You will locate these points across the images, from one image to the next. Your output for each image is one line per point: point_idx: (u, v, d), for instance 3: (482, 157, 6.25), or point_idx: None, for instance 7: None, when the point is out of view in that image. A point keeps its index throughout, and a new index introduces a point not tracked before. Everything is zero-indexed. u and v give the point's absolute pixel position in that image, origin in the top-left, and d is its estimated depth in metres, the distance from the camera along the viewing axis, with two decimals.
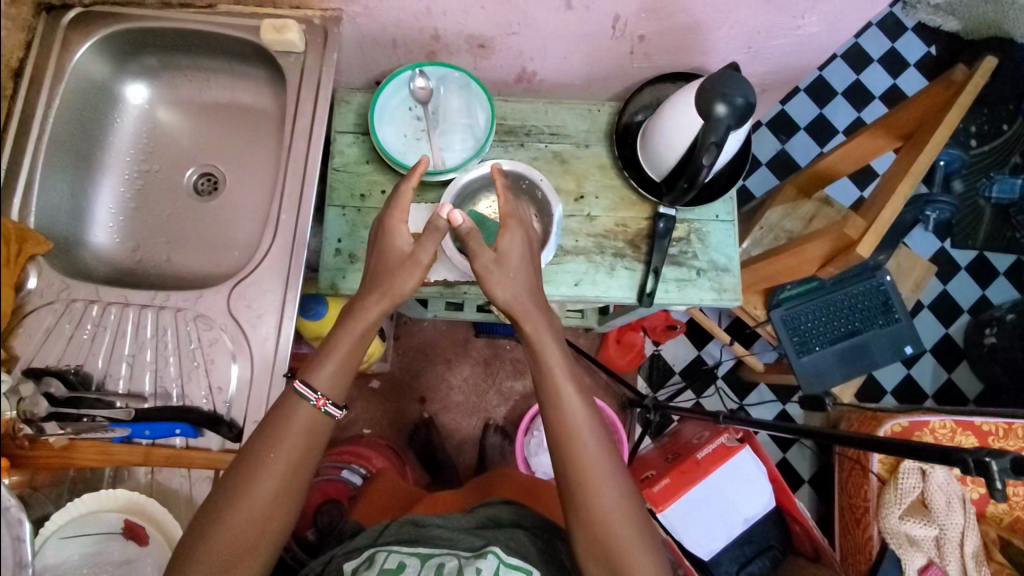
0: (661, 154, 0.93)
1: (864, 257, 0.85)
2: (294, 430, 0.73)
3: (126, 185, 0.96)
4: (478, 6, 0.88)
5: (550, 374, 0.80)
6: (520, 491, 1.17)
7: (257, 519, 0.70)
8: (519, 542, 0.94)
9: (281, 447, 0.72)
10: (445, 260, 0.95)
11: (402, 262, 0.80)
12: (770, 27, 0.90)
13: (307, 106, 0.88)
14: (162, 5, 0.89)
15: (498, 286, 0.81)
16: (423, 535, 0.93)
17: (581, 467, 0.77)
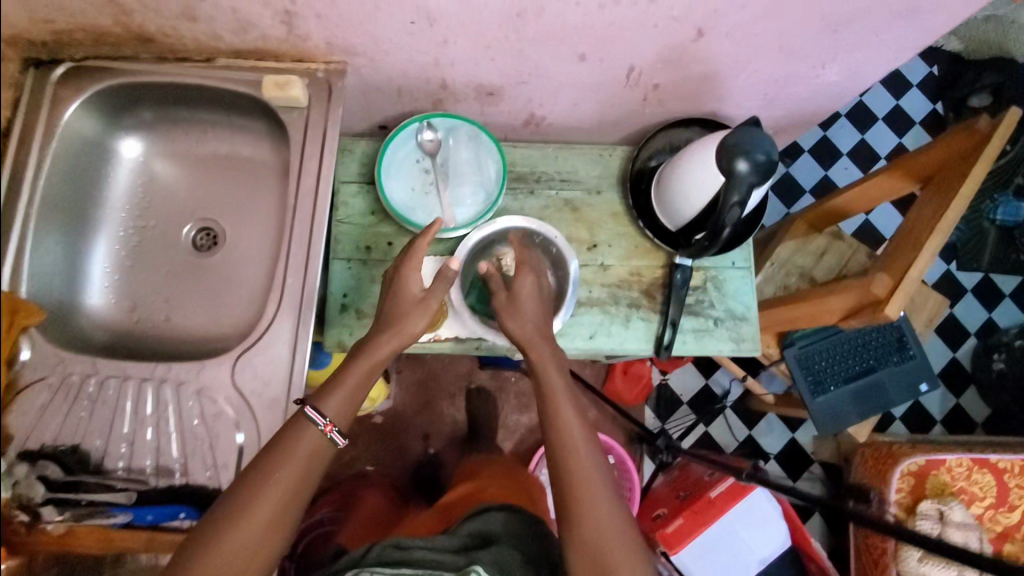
0: (680, 207, 0.90)
1: (894, 318, 0.81)
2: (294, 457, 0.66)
3: (121, 243, 0.91)
4: (488, 58, 0.84)
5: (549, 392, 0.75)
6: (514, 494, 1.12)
7: (246, 552, 0.62)
8: (506, 560, 0.82)
9: (278, 469, 0.65)
10: (455, 315, 0.90)
11: (415, 304, 0.76)
12: (789, 76, 0.88)
13: (312, 163, 0.85)
14: (157, 58, 0.85)
15: (517, 324, 0.79)
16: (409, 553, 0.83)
17: (581, 498, 0.69)
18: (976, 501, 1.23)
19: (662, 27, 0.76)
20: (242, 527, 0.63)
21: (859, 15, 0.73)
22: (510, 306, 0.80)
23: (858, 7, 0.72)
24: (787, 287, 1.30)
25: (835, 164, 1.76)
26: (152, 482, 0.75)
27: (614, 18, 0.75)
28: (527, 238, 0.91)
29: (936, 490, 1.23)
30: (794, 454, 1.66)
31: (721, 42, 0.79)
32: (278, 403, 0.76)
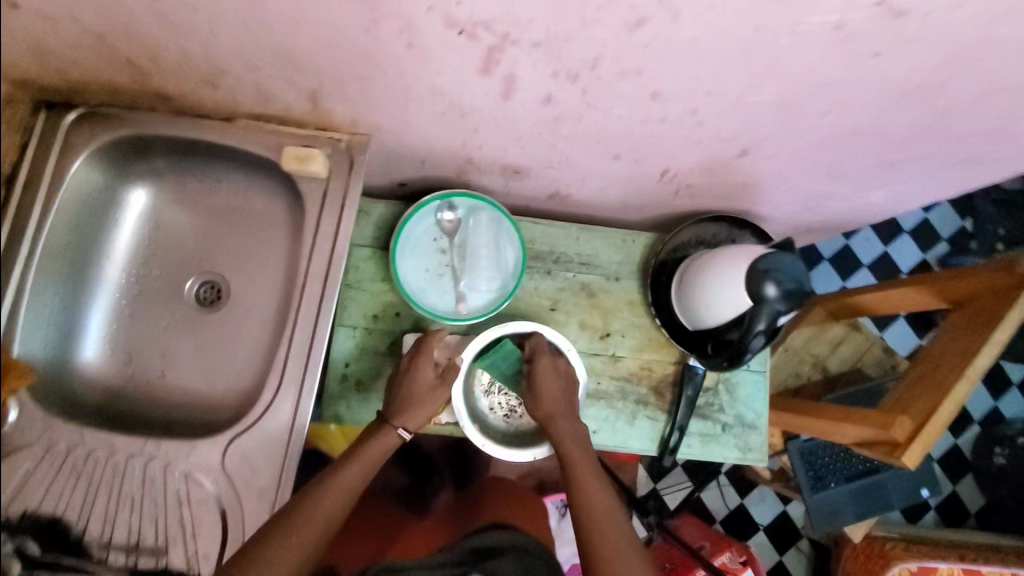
0: (699, 314, 0.86)
1: (910, 467, 0.80)
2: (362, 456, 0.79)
3: (122, 291, 0.88)
4: (519, 146, 0.81)
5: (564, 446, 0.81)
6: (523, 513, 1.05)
7: (310, 548, 0.69)
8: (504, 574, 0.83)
9: (340, 473, 0.77)
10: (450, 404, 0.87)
11: (429, 390, 0.83)
12: (828, 192, 0.85)
13: (326, 240, 0.81)
14: (175, 113, 0.82)
15: (546, 398, 0.84)
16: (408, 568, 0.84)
17: (605, 533, 0.74)
18: None
19: (705, 144, 0.72)
20: (307, 524, 0.71)
21: (911, 158, 0.72)
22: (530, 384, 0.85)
23: (910, 152, 0.71)
24: (798, 374, 1.26)
25: (856, 234, 1.65)
26: (133, 569, 0.72)
27: (656, 132, 0.71)
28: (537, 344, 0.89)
29: None
30: (783, 527, 1.59)
31: (764, 162, 0.75)
32: (265, 496, 0.75)
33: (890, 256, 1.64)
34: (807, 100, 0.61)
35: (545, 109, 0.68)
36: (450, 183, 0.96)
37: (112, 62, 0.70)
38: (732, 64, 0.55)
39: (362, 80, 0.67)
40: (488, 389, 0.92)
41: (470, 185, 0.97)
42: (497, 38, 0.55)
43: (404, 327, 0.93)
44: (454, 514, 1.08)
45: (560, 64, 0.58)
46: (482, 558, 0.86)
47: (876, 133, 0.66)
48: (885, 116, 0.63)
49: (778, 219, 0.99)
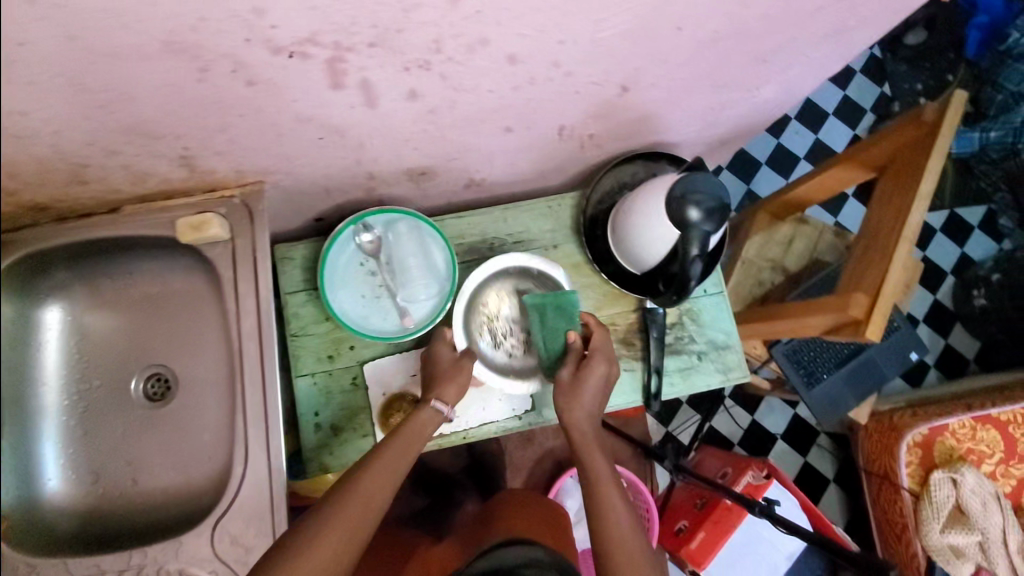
0: (639, 256, 0.86)
1: (877, 339, 0.81)
2: (394, 444, 0.72)
3: (67, 413, 0.83)
4: (411, 148, 0.79)
5: (578, 446, 0.77)
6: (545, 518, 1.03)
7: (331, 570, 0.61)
8: None
9: (368, 472, 0.68)
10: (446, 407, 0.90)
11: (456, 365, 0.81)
12: (724, 102, 0.85)
13: (250, 299, 0.80)
14: (58, 219, 0.79)
15: (579, 408, 0.78)
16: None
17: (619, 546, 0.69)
18: (986, 459, 1.24)
19: (585, 91, 0.72)
20: (323, 551, 0.62)
21: (784, 45, 0.73)
22: (572, 388, 0.78)
23: (780, 40, 0.71)
24: (763, 282, 1.27)
25: (785, 130, 1.65)
26: None
27: (533, 94, 0.70)
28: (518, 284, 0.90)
29: (944, 457, 1.25)
30: (800, 430, 1.61)
31: (649, 91, 0.75)
32: None
33: (822, 141, 1.66)
34: (659, 19, 0.60)
35: (414, 105, 0.66)
36: (363, 203, 0.94)
37: None
38: (570, 7, 0.55)
39: (224, 131, 0.65)
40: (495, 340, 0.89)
41: (384, 200, 0.94)
42: (331, 50, 0.54)
43: (362, 358, 0.91)
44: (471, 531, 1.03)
45: (406, 57, 0.57)
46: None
47: (739, 31, 0.66)
48: (739, 13, 0.62)
49: (690, 140, 0.98)
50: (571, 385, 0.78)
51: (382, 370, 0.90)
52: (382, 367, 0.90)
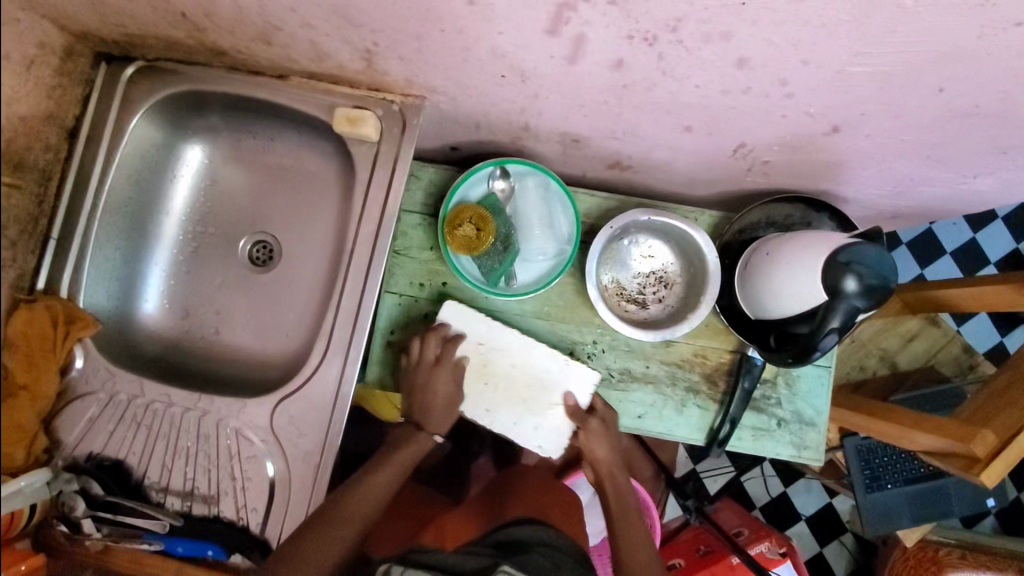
0: (767, 304, 0.79)
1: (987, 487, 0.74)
2: (391, 464, 0.84)
3: (179, 249, 0.89)
4: (581, 115, 0.74)
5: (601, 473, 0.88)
6: (556, 501, 1.08)
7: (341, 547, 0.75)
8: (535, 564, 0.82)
9: (389, 461, 0.83)
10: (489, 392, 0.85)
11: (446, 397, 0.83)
12: (926, 177, 0.76)
13: (374, 208, 0.79)
14: (228, 69, 0.80)
15: (598, 448, 0.85)
16: (439, 559, 0.83)
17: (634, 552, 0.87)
18: None
19: (791, 119, 0.65)
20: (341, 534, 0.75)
21: None
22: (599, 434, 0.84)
23: None
24: (862, 368, 1.17)
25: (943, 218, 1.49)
26: (186, 515, 0.76)
27: (737, 104, 0.64)
28: (648, 231, 0.89)
29: None
30: (826, 519, 1.54)
31: (858, 140, 0.67)
32: (310, 459, 0.77)
33: (978, 243, 1.49)
34: (921, 73, 0.53)
35: (614, 75, 0.62)
36: (503, 149, 0.91)
37: (165, 16, 0.70)
38: (837, 30, 0.49)
39: (418, 40, 0.63)
40: (620, 281, 0.90)
41: (525, 152, 0.91)
42: None
43: (451, 298, 0.91)
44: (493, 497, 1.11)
45: (637, 25, 0.52)
46: (510, 552, 0.86)
47: (1000, 113, 0.57)
48: (1014, 95, 0.54)
49: (861, 201, 0.89)
50: (586, 433, 0.84)
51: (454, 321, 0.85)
52: (460, 316, 0.85)
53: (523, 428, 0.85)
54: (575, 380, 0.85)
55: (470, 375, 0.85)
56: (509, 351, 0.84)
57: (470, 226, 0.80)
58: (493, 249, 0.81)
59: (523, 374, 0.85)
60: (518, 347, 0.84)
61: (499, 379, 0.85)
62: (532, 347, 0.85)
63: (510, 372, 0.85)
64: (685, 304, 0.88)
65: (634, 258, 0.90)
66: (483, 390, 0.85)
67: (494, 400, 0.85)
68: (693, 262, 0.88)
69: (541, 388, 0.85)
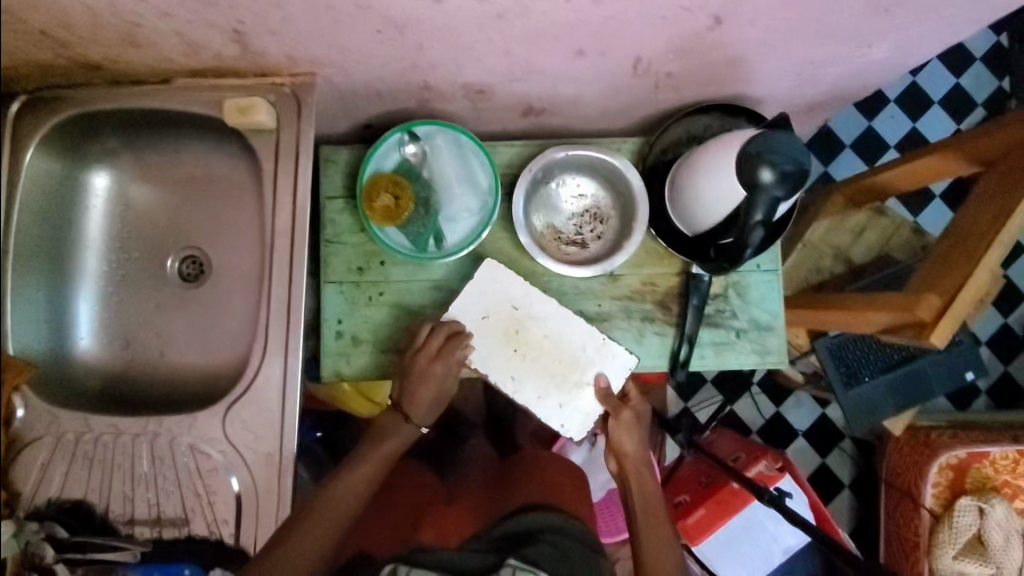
0: (697, 214, 0.79)
1: (939, 347, 0.75)
2: (372, 462, 0.82)
3: (106, 280, 0.87)
4: (472, 59, 0.73)
5: (625, 468, 0.88)
6: (564, 478, 1.05)
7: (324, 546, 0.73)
8: (540, 551, 0.82)
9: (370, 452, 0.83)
10: (518, 360, 0.84)
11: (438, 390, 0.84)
12: (827, 55, 0.75)
13: (287, 195, 0.78)
14: (111, 84, 0.78)
15: (629, 439, 0.86)
16: (439, 556, 0.84)
17: (655, 539, 0.83)
18: (1019, 495, 1.18)
19: (672, 18, 0.64)
20: (316, 533, 0.73)
21: None
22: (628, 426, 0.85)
23: None
24: (819, 270, 1.18)
25: (881, 112, 1.49)
26: (158, 540, 0.75)
27: (614, 12, 0.63)
28: (571, 168, 0.88)
29: (976, 485, 1.19)
30: (824, 430, 1.55)
31: (744, 28, 0.66)
32: (272, 458, 0.76)
33: (920, 131, 1.49)
34: None
35: (483, 5, 0.60)
36: (414, 116, 0.89)
37: (26, 38, 0.67)
38: None
39: (278, 7, 0.61)
40: (553, 225, 0.89)
41: (436, 115, 0.89)
42: None
43: (391, 275, 0.89)
44: (497, 480, 1.11)
45: None
46: (516, 545, 0.86)
47: None
48: None
49: (777, 98, 0.89)
50: (618, 423, 0.85)
51: (491, 287, 0.84)
52: (495, 279, 0.84)
53: (544, 403, 0.83)
54: (608, 363, 0.84)
55: (502, 340, 0.84)
56: (545, 320, 0.84)
57: (387, 195, 0.80)
58: (414, 214, 0.81)
59: (558, 346, 0.84)
60: (557, 319, 0.84)
61: (531, 350, 0.84)
62: (574, 321, 0.84)
63: (544, 341, 0.84)
64: (623, 233, 0.87)
65: (565, 200, 0.89)
66: (511, 356, 0.83)
67: (521, 369, 0.84)
68: (622, 190, 0.87)
69: (571, 364, 0.84)
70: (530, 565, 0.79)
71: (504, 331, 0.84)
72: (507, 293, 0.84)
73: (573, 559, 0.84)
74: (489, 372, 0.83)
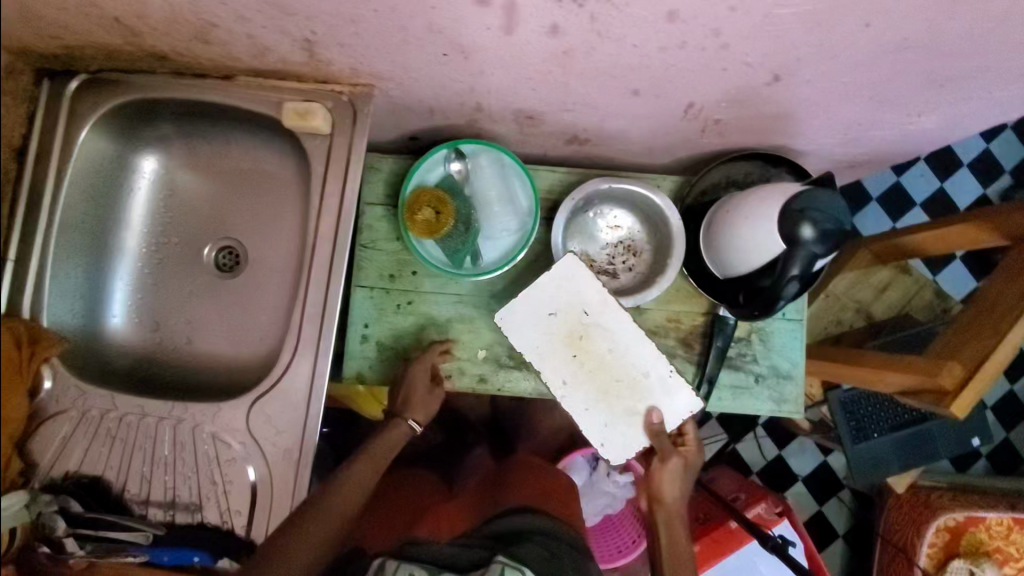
0: (729, 260, 0.80)
1: (957, 417, 0.77)
2: (366, 460, 0.83)
3: (144, 261, 0.88)
4: (529, 88, 0.74)
5: (663, 518, 0.87)
6: (554, 494, 1.05)
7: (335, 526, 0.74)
8: (529, 552, 0.85)
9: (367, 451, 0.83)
10: (573, 367, 0.80)
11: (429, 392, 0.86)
12: (873, 119, 0.77)
13: (334, 199, 0.79)
14: (174, 74, 0.80)
15: (671, 487, 0.85)
16: (435, 551, 0.86)
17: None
18: (1010, 562, 1.18)
19: (731, 72, 0.66)
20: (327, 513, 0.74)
21: (970, 74, 0.65)
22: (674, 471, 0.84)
23: (972, 66, 0.63)
24: (840, 322, 1.19)
25: (909, 169, 1.51)
26: (170, 524, 0.76)
27: (677, 61, 0.64)
28: (612, 200, 0.89)
29: (970, 548, 1.19)
30: (823, 477, 1.55)
31: (800, 88, 0.68)
32: (290, 456, 0.77)
33: (947, 191, 1.51)
34: (845, 11, 0.54)
35: (553, 42, 0.62)
36: (461, 133, 0.91)
37: (101, 23, 0.69)
38: None
39: (353, 24, 0.63)
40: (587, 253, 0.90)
41: (482, 134, 0.91)
42: None
43: (422, 285, 0.90)
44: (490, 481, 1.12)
45: None
46: (506, 544, 0.88)
47: (929, 43, 0.59)
48: (940, 23, 0.56)
49: (818, 151, 0.90)
50: (663, 468, 0.84)
51: (564, 286, 0.80)
52: (574, 279, 0.80)
53: (589, 417, 0.80)
54: (667, 395, 0.80)
55: (562, 342, 0.80)
56: (613, 334, 0.80)
57: (430, 209, 0.80)
58: (455, 230, 0.82)
59: (620, 363, 0.80)
60: (627, 336, 0.80)
61: (590, 360, 0.80)
62: (643, 341, 0.80)
63: (607, 356, 0.80)
64: (655, 267, 0.88)
65: (600, 230, 0.90)
66: (569, 361, 0.80)
67: (575, 376, 0.80)
68: (659, 225, 0.88)
69: (630, 386, 0.80)
70: (517, 563, 0.81)
71: (568, 332, 0.81)
72: (578, 297, 0.80)
73: (561, 561, 0.86)
74: (541, 369, 0.80)
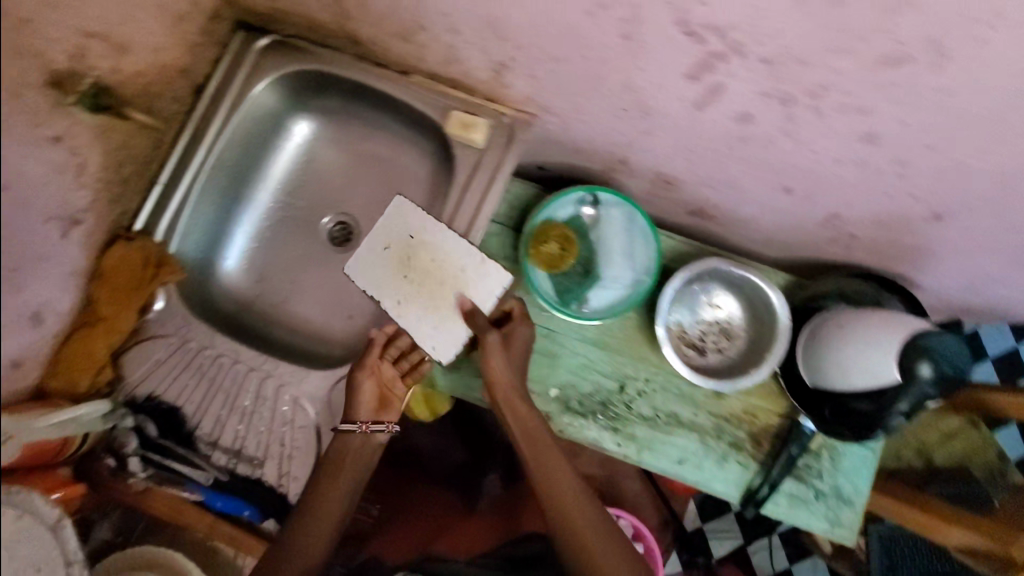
0: (829, 375, 0.79)
1: None
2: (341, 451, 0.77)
3: (268, 215, 0.92)
4: (685, 158, 0.76)
5: (504, 397, 0.77)
6: None
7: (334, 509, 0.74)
8: None
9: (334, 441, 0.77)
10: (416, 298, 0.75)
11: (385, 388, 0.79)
12: (1008, 276, 0.77)
13: (469, 209, 0.82)
14: (357, 57, 0.84)
15: (496, 367, 0.76)
16: None
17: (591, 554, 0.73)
18: None
19: (896, 199, 0.67)
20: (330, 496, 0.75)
21: None
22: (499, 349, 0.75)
23: None
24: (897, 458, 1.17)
25: None
26: (231, 473, 0.78)
27: (847, 175, 0.66)
28: (721, 280, 0.91)
29: None
30: None
31: (954, 230, 0.69)
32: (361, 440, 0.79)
33: None
34: None
35: (739, 127, 0.64)
36: (593, 177, 0.93)
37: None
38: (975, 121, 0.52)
39: (555, 62, 0.66)
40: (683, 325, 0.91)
41: (612, 184, 0.93)
42: (725, 46, 0.53)
43: None
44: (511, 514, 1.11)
45: (780, 86, 0.55)
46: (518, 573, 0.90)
47: None
48: None
49: (934, 289, 0.90)
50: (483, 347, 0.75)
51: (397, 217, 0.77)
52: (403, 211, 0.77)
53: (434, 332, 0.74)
54: (481, 283, 0.75)
55: (394, 263, 0.76)
56: (443, 244, 0.75)
57: (556, 244, 0.88)
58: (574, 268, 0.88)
59: (440, 267, 0.75)
60: (450, 243, 0.75)
61: (417, 273, 0.75)
62: (456, 239, 0.75)
63: (431, 264, 0.75)
64: (748, 356, 0.88)
65: (701, 306, 0.91)
66: (400, 280, 0.75)
67: (410, 293, 0.75)
68: (762, 317, 0.88)
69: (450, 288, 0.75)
70: None
71: (399, 256, 0.76)
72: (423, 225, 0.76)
73: None
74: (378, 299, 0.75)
